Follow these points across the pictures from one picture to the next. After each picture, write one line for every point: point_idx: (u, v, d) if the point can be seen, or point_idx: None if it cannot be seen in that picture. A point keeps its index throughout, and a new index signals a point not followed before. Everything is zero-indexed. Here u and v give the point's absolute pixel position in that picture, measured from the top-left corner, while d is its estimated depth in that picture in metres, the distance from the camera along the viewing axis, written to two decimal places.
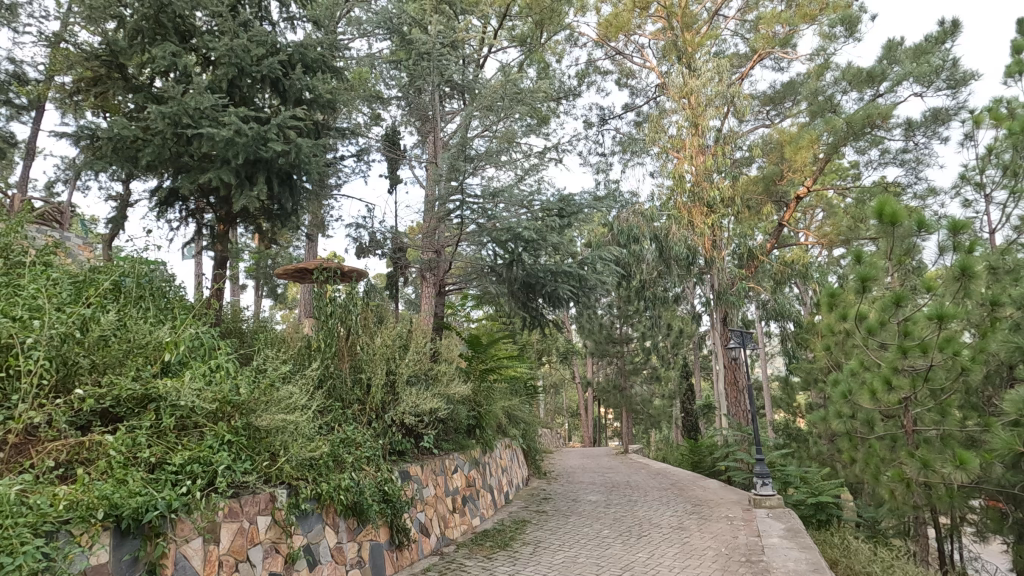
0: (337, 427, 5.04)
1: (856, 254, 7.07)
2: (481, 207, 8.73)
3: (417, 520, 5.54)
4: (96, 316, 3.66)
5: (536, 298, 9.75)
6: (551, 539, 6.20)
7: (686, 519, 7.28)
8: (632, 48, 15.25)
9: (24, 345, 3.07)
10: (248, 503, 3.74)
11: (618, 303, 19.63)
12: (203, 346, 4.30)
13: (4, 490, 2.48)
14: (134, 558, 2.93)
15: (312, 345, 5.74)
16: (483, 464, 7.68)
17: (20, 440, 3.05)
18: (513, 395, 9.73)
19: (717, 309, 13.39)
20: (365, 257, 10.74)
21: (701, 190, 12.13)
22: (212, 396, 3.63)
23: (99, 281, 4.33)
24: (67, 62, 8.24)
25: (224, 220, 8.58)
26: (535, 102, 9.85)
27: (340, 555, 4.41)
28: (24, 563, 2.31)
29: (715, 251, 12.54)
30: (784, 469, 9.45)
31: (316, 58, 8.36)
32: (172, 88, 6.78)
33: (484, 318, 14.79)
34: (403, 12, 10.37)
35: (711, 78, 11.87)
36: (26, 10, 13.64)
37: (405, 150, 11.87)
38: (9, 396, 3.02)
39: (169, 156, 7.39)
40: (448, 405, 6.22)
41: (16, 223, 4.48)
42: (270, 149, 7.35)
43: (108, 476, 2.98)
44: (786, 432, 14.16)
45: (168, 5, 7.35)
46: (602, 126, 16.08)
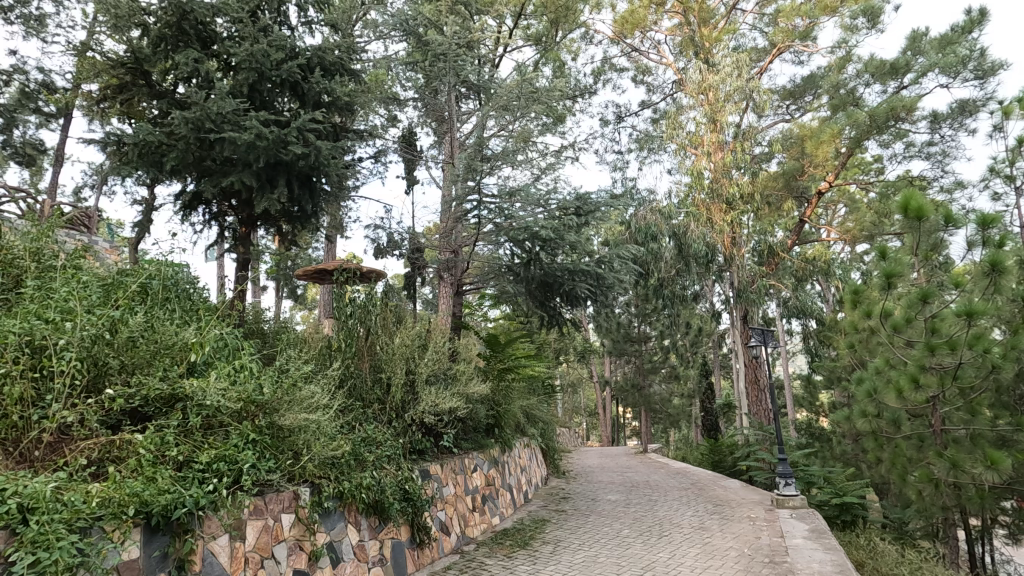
0: (358, 426, 5.10)
1: (881, 250, 7.00)
2: (499, 207, 8.67)
3: (437, 519, 5.57)
4: (125, 317, 3.74)
5: (553, 298, 9.83)
6: (571, 539, 6.17)
7: (708, 519, 7.20)
8: (648, 44, 15.11)
9: (56, 346, 3.16)
10: (272, 501, 3.81)
11: (636, 302, 19.51)
12: (227, 347, 4.39)
13: (40, 488, 2.56)
14: (163, 555, 3.01)
15: (332, 345, 5.82)
16: (502, 463, 7.71)
17: (54, 440, 3.14)
18: (532, 394, 9.72)
19: (737, 308, 13.22)
20: (383, 257, 10.82)
21: (719, 187, 12.02)
22: (237, 396, 3.70)
23: (127, 283, 4.44)
24: (94, 70, 8.43)
25: (246, 222, 8.73)
26: (551, 101, 9.84)
27: (363, 553, 4.45)
28: (60, 558, 2.40)
29: (734, 249, 12.54)
30: (807, 469, 9.33)
31: (334, 61, 8.47)
32: (194, 93, 6.89)
33: (502, 318, 14.80)
34: (419, 14, 10.31)
35: (730, 73, 11.62)
36: (54, 20, 13.97)
37: (421, 150, 11.96)
38: (43, 397, 3.10)
39: (192, 160, 7.53)
40: (467, 405, 6.23)
41: (47, 229, 4.62)
42: (291, 152, 7.48)
43: (138, 474, 3.04)
44: (808, 431, 13.95)
45: (190, 12, 7.51)
46: (618, 124, 15.96)
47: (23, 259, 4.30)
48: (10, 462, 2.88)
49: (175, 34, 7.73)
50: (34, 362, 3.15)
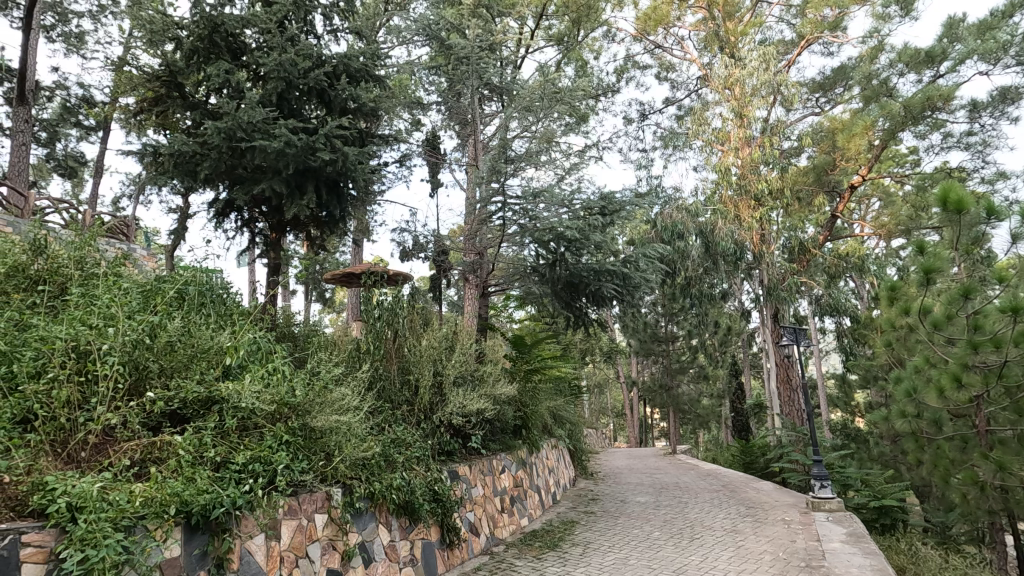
0: (387, 427, 5.17)
1: (918, 244, 6.78)
2: (523, 208, 8.69)
3: (467, 519, 5.60)
4: (164, 322, 3.86)
5: (579, 298, 9.81)
6: (601, 541, 6.14)
7: (740, 522, 7.07)
8: (672, 41, 14.90)
9: (100, 350, 3.29)
10: (306, 501, 3.89)
11: (663, 302, 19.28)
12: (261, 351, 4.51)
13: (87, 487, 2.66)
14: (202, 553, 3.09)
15: (361, 347, 5.92)
16: (530, 465, 7.70)
17: (99, 441, 3.25)
18: (558, 394, 9.69)
19: (767, 306, 12.94)
20: (409, 260, 10.99)
21: (747, 182, 11.73)
22: (271, 398, 3.79)
23: (165, 290, 4.60)
24: (131, 84, 8.73)
25: (276, 228, 8.93)
26: (574, 100, 9.80)
27: (394, 553, 4.50)
28: (107, 556, 2.51)
29: (764, 246, 12.13)
30: (843, 471, 9.08)
31: (359, 68, 8.58)
32: (226, 104, 7.08)
33: (526, 319, 14.79)
34: (441, 19, 10.36)
35: (757, 67, 11.38)
36: (92, 37, 14.49)
37: (445, 153, 12.07)
38: (88, 399, 3.22)
39: (225, 169, 7.72)
40: (495, 406, 6.24)
41: (90, 237, 4.80)
42: (319, 158, 7.64)
43: (178, 474, 3.13)
44: (844, 432, 13.60)
45: (220, 25, 7.82)
46: (642, 121, 15.81)
47: (67, 267, 4.50)
48: (58, 462, 3.00)
49: (206, 47, 7.99)
50: (79, 366, 3.28)
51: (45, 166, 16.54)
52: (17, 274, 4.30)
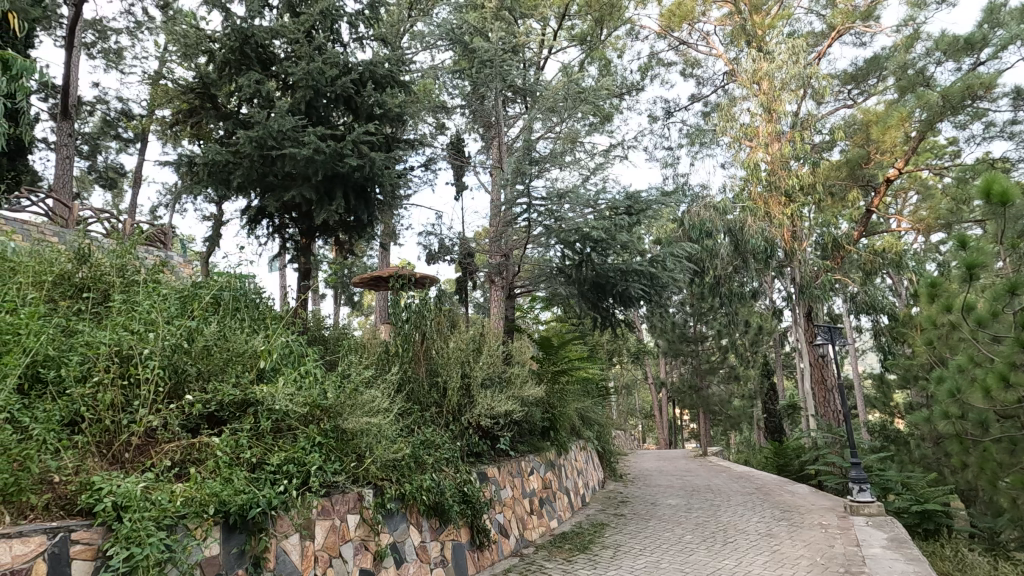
0: (417, 429, 5.22)
1: (959, 239, 6.47)
2: (548, 209, 8.52)
3: (496, 521, 5.61)
4: (201, 327, 3.97)
5: (606, 299, 9.76)
6: (632, 544, 6.09)
7: (775, 526, 6.91)
8: (696, 36, 14.66)
9: (142, 354, 3.41)
10: (339, 501, 3.96)
11: (691, 301, 19.02)
12: (293, 354, 4.61)
13: (130, 486, 2.75)
14: (240, 552, 3.18)
15: (390, 350, 6.00)
16: (559, 466, 7.68)
17: (141, 442, 3.36)
18: (586, 396, 9.64)
19: (800, 304, 12.63)
20: (435, 263, 11.08)
21: (777, 178, 11.48)
22: (303, 400, 3.87)
23: (202, 296, 4.74)
24: (167, 97, 9.04)
25: (306, 234, 9.11)
26: (598, 100, 9.73)
27: (425, 554, 4.54)
28: (151, 554, 2.60)
29: (796, 243, 11.87)
30: (883, 474, 8.79)
31: (384, 74, 8.69)
32: (257, 113, 7.28)
33: (553, 320, 14.77)
34: (464, 23, 10.40)
35: (786, 60, 11.12)
36: (131, 53, 15.04)
37: (470, 156, 12.12)
38: (131, 402, 3.34)
39: (256, 177, 7.92)
40: (523, 408, 6.24)
41: (130, 246, 4.99)
42: (347, 164, 7.80)
43: (216, 475, 3.21)
44: (882, 433, 13.17)
45: (251, 36, 8.03)
46: (667, 119, 15.62)
47: (110, 274, 4.68)
48: (104, 462, 3.11)
49: (237, 59, 8.21)
50: (122, 370, 3.40)
51: (88, 178, 17.28)
52: (63, 282, 4.50)
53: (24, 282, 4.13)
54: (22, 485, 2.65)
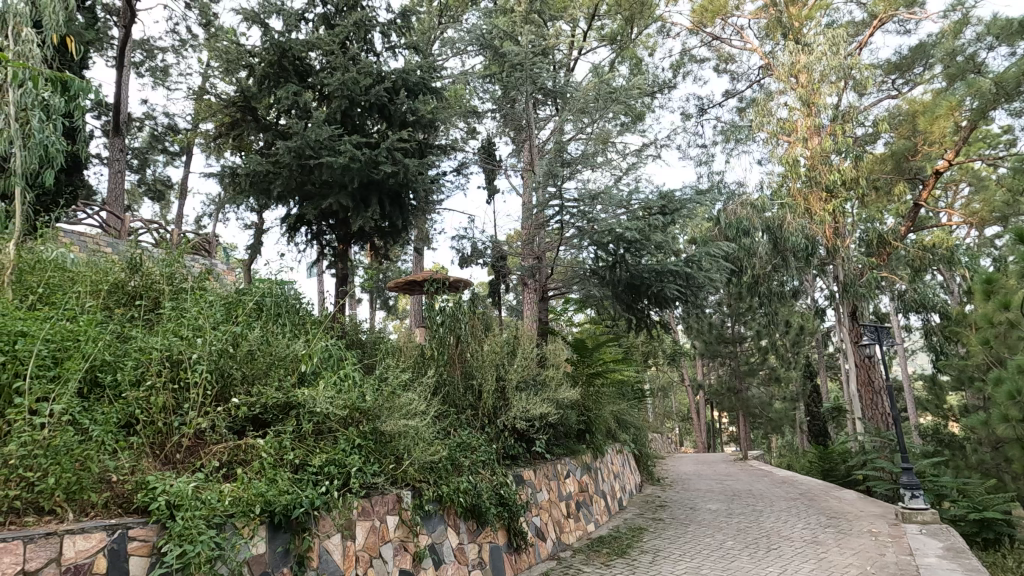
0: (453, 431, 5.26)
1: (1018, 232, 6.11)
2: (580, 211, 8.58)
3: (533, 524, 5.61)
4: (245, 332, 4.11)
5: (641, 300, 9.64)
6: (671, 548, 5.99)
7: (821, 533, 6.68)
8: (730, 31, 14.33)
9: (191, 359, 3.55)
10: (378, 503, 4.02)
11: (729, 301, 18.59)
12: (333, 358, 4.72)
13: (182, 486, 2.87)
14: (285, 550, 3.26)
15: (425, 353, 6.09)
16: (595, 469, 7.62)
17: (191, 444, 3.50)
18: (622, 398, 9.54)
19: (844, 303, 12.18)
20: (469, 267, 11.16)
21: (818, 174, 11.14)
22: (343, 403, 3.96)
23: (246, 302, 4.91)
24: (211, 111, 9.41)
25: (343, 240, 9.31)
26: (630, 99, 9.64)
27: (463, 556, 4.59)
28: (201, 551, 2.70)
29: (838, 240, 11.57)
30: (936, 480, 8.40)
31: (416, 82, 8.83)
32: (295, 124, 7.51)
33: (586, 322, 14.67)
34: (494, 27, 10.47)
35: (825, 51, 10.79)
36: (176, 70, 15.68)
37: (501, 160, 12.19)
38: (181, 405, 3.48)
39: (295, 185, 8.14)
40: (558, 411, 6.22)
41: (179, 254, 5.22)
42: (381, 171, 7.98)
43: (261, 475, 3.31)
44: (936, 437, 12.57)
45: (289, 49, 8.30)
46: (701, 116, 15.34)
47: (160, 282, 4.89)
48: (157, 463, 3.24)
49: (276, 72, 8.50)
50: (172, 374, 3.55)
51: (138, 191, 18.15)
52: (118, 290, 4.72)
53: (82, 292, 4.37)
54: (83, 484, 2.78)
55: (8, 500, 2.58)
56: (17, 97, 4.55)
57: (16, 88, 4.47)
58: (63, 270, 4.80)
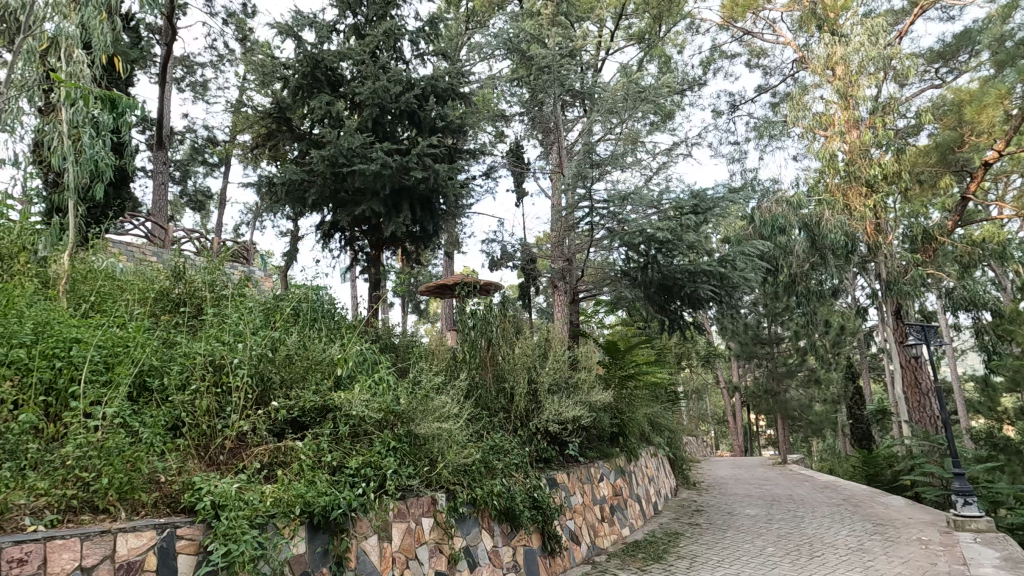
0: (486, 434, 5.29)
1: None
2: (610, 211, 8.46)
3: (567, 527, 5.58)
4: (284, 337, 4.22)
5: (674, 301, 9.49)
6: (709, 554, 5.86)
7: (867, 540, 6.44)
8: (762, 25, 14.02)
9: (232, 363, 3.67)
10: (413, 505, 4.07)
11: (765, 300, 18.13)
12: (367, 361, 4.80)
13: (226, 487, 2.96)
14: (324, 551, 3.33)
15: (458, 356, 6.14)
16: (629, 473, 7.54)
17: (235, 445, 3.62)
18: (655, 401, 9.41)
19: (887, 302, 11.73)
20: (499, 270, 11.20)
21: (857, 168, 10.82)
22: (379, 406, 4.02)
23: (283, 308, 5.05)
24: (248, 123, 9.70)
25: (376, 245, 9.46)
26: (660, 98, 9.54)
27: (498, 559, 4.60)
28: (245, 550, 2.78)
29: (880, 236, 11.20)
30: (991, 486, 8.00)
31: (445, 88, 8.99)
32: (328, 134, 7.70)
33: (618, 324, 14.53)
34: (521, 31, 10.48)
35: (864, 41, 10.45)
36: (214, 84, 16.25)
37: (530, 163, 12.18)
38: (224, 408, 3.60)
39: (329, 193, 8.32)
40: (591, 413, 6.18)
41: (220, 262, 5.40)
42: (412, 177, 8.11)
43: (301, 476, 3.39)
44: (990, 441, 11.98)
45: (321, 60, 8.50)
46: (733, 113, 15.05)
47: (202, 289, 5.07)
48: (202, 464, 3.35)
49: (309, 83, 8.71)
50: (215, 379, 3.67)
51: (180, 202, 18.90)
52: (163, 298, 4.92)
53: (130, 299, 4.58)
54: (134, 484, 2.90)
55: (66, 499, 2.71)
56: (70, 114, 4.80)
57: (68, 107, 4.71)
58: (113, 279, 5.03)
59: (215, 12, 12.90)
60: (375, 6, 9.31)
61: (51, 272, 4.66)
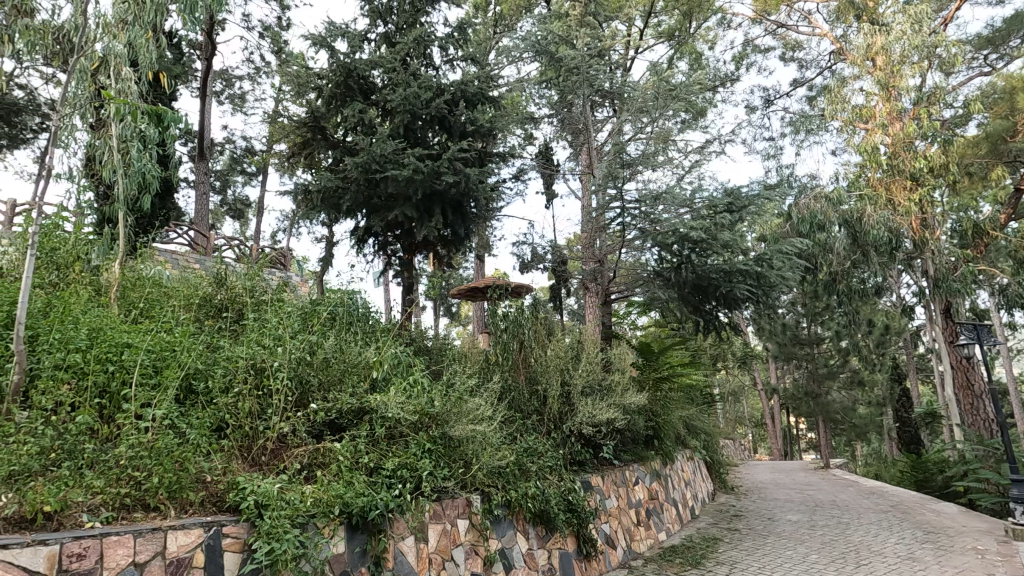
0: (520, 436, 5.29)
1: None
2: (642, 211, 8.38)
3: (603, 531, 5.53)
4: (321, 341, 4.32)
5: (709, 302, 9.32)
6: (750, 560, 5.72)
7: (917, 549, 6.18)
8: (797, 18, 13.66)
9: (273, 366, 3.79)
10: (449, 506, 4.10)
11: (803, 299, 17.62)
12: (402, 364, 4.87)
13: (268, 487, 3.04)
14: (363, 551, 3.38)
15: (490, 359, 6.19)
16: (665, 476, 7.43)
17: (276, 446, 3.71)
18: (690, 403, 9.25)
19: (935, 300, 11.25)
20: (529, 272, 11.21)
21: (900, 162, 10.44)
22: (413, 408, 4.08)
23: (320, 312, 5.18)
24: (284, 133, 9.97)
25: (408, 250, 9.59)
26: (692, 96, 9.39)
27: (533, 562, 4.59)
28: (287, 549, 2.84)
29: (926, 231, 10.76)
30: None
31: (475, 92, 9.07)
32: (361, 141, 7.88)
33: (651, 325, 14.34)
34: (550, 33, 10.48)
35: (906, 29, 10.09)
36: (251, 96, 16.77)
37: (559, 164, 12.15)
38: (266, 410, 3.71)
39: (362, 199, 8.49)
40: (626, 416, 6.12)
41: (258, 269, 5.57)
42: (443, 181, 8.22)
43: (339, 477, 3.46)
44: None
45: (354, 69, 8.68)
46: (767, 108, 14.69)
47: (243, 295, 5.23)
48: (245, 464, 3.46)
49: (342, 92, 8.90)
50: (257, 381, 3.79)
51: (220, 211, 19.58)
52: (207, 303, 5.10)
53: (176, 305, 4.78)
54: (182, 484, 3.01)
55: (119, 497, 2.82)
56: (119, 130, 5.02)
57: (118, 122, 4.95)
58: (160, 286, 5.26)
59: (251, 26, 13.35)
60: (405, 14, 9.46)
61: (103, 280, 4.91)
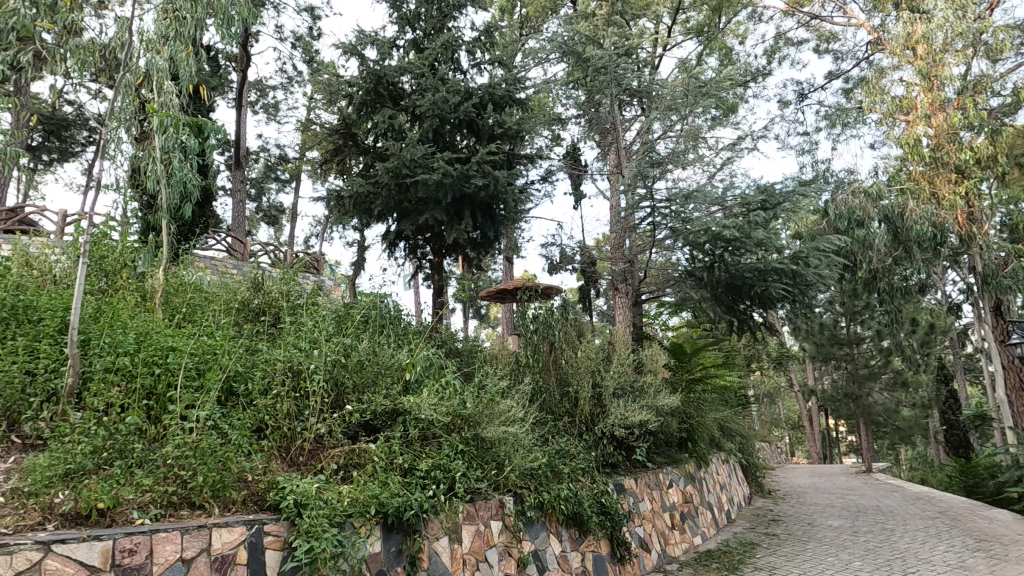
0: (551, 438, 5.28)
1: None
2: (672, 211, 8.20)
3: (637, 535, 5.47)
4: (355, 344, 4.40)
5: (743, 301, 9.13)
6: (790, 566, 5.58)
7: (968, 557, 5.93)
8: (832, 8, 13.28)
9: (309, 369, 3.89)
10: (482, 508, 4.10)
11: (842, 297, 17.07)
12: (434, 366, 4.92)
13: (307, 486, 3.11)
14: (399, 550, 3.42)
15: (521, 361, 6.21)
16: (700, 479, 7.30)
17: (313, 447, 3.79)
18: (725, 405, 9.07)
19: (984, 297, 10.77)
20: (558, 273, 11.19)
21: (943, 154, 10.06)
22: (446, 410, 4.13)
23: (354, 315, 5.28)
24: (316, 140, 10.19)
25: (439, 252, 9.69)
26: (722, 92, 9.28)
27: (567, 564, 4.57)
28: (326, 547, 2.91)
29: (973, 226, 10.33)
30: None
31: (502, 95, 9.14)
32: (392, 146, 8.02)
33: (682, 326, 14.13)
34: (576, 33, 10.48)
35: (948, 16, 9.73)
36: (284, 104, 17.20)
37: (587, 165, 12.12)
38: (303, 411, 3.80)
39: (393, 203, 8.62)
40: (659, 418, 6.04)
41: (293, 274, 5.70)
42: (473, 185, 8.30)
43: (375, 477, 3.51)
44: None
45: (383, 76, 8.84)
46: (801, 102, 14.31)
47: (279, 299, 5.38)
48: (284, 464, 3.54)
49: (372, 99, 9.06)
50: (294, 382, 3.89)
51: (256, 217, 20.14)
52: (245, 308, 5.27)
53: (217, 310, 4.94)
54: (225, 482, 3.10)
55: (167, 495, 2.92)
56: (162, 141, 5.17)
57: (161, 134, 5.09)
58: (201, 291, 5.46)
59: (284, 37, 13.72)
60: (433, 20, 9.58)
61: (148, 286, 5.12)
